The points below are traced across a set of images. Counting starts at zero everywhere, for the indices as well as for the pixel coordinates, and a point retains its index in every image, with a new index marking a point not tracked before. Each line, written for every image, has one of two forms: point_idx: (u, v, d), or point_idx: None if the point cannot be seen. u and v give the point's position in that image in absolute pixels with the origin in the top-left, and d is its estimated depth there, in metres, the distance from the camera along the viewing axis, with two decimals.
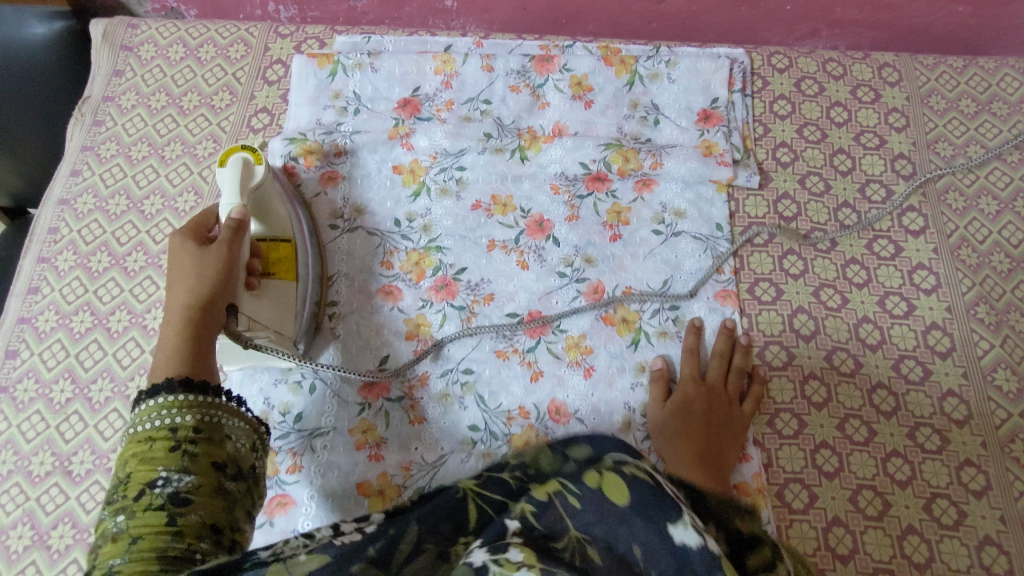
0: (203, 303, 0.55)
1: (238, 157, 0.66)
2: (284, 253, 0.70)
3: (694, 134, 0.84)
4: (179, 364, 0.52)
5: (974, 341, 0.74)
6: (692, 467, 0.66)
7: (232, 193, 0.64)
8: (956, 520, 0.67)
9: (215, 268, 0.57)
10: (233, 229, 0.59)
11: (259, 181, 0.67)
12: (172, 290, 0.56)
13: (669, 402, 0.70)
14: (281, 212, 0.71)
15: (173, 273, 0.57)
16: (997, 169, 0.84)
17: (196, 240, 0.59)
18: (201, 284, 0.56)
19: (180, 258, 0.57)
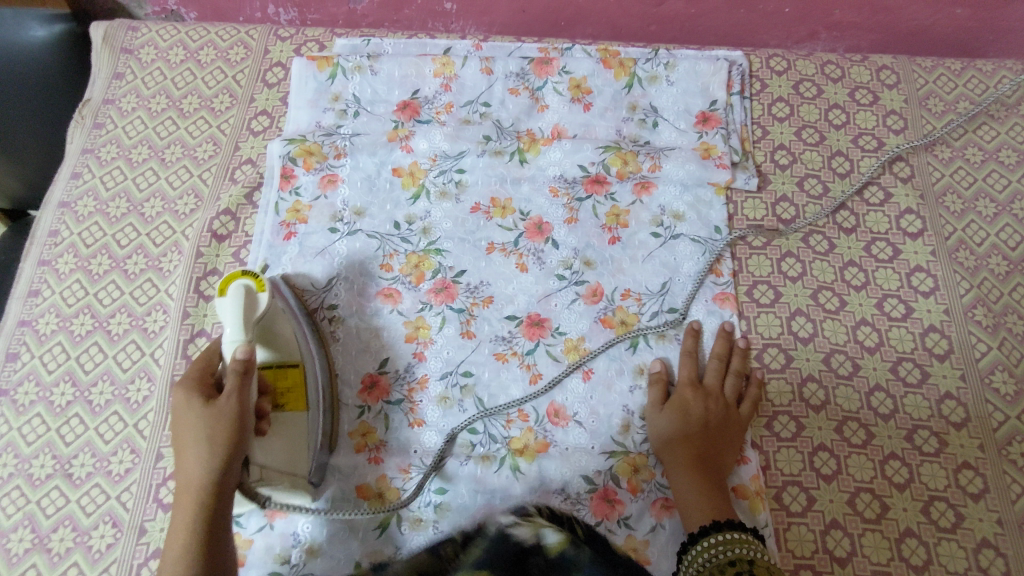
0: (213, 481, 0.55)
1: (238, 285, 0.64)
2: (293, 381, 0.66)
3: (693, 137, 0.84)
4: (193, 557, 0.53)
5: (972, 343, 0.75)
6: (691, 471, 0.66)
7: (236, 328, 0.62)
8: (954, 523, 0.67)
9: (224, 433, 0.56)
10: (240, 375, 0.58)
11: (263, 309, 0.65)
12: (183, 458, 0.56)
13: (667, 405, 0.70)
14: (289, 334, 0.68)
15: (182, 443, 0.56)
16: (994, 171, 0.84)
17: (204, 396, 0.58)
18: (209, 459, 0.55)
19: (188, 421, 0.57)
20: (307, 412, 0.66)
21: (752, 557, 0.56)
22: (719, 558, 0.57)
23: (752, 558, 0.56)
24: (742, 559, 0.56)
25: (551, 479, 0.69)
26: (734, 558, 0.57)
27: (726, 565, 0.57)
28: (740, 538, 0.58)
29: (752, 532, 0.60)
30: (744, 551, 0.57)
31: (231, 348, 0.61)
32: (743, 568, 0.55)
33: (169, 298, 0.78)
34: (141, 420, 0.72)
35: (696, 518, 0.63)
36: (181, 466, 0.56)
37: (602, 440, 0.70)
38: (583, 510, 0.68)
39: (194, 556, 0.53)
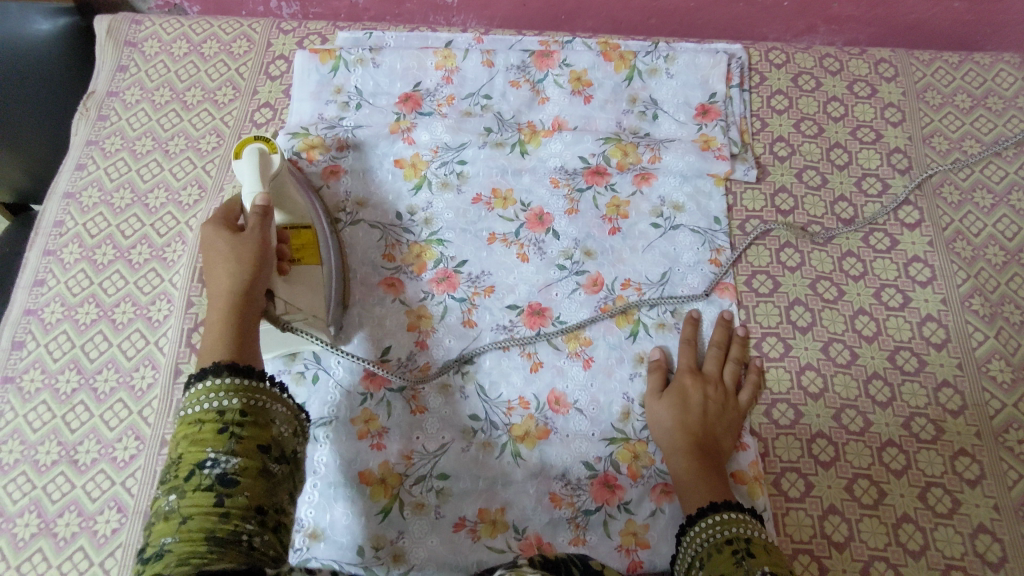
0: (245, 288, 0.55)
1: (252, 147, 0.68)
2: (306, 238, 0.72)
3: (693, 129, 0.85)
4: (227, 346, 0.52)
5: (969, 332, 0.75)
6: (690, 456, 0.66)
7: (252, 185, 0.67)
8: (951, 508, 0.68)
9: (251, 252, 0.56)
10: (261, 215, 0.59)
11: (276, 169, 0.69)
12: (211, 276, 0.55)
13: (666, 392, 0.71)
14: (298, 198, 0.73)
15: (211, 262, 0.56)
16: (992, 163, 0.85)
17: (229, 225, 0.58)
18: (240, 268, 0.55)
19: (215, 244, 0.57)
20: (320, 266, 0.72)
21: (748, 536, 0.57)
22: (716, 538, 0.58)
23: (748, 537, 0.57)
24: (739, 538, 0.57)
25: (552, 466, 0.69)
26: (731, 536, 0.57)
27: (723, 544, 0.57)
28: (736, 518, 0.59)
29: (750, 512, 0.60)
30: (741, 530, 0.58)
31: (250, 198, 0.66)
32: (739, 546, 0.56)
33: (173, 287, 0.79)
34: (146, 407, 0.73)
35: (695, 501, 0.63)
36: (209, 281, 0.55)
37: (602, 427, 0.71)
38: (584, 496, 0.68)
39: (227, 344, 0.52)
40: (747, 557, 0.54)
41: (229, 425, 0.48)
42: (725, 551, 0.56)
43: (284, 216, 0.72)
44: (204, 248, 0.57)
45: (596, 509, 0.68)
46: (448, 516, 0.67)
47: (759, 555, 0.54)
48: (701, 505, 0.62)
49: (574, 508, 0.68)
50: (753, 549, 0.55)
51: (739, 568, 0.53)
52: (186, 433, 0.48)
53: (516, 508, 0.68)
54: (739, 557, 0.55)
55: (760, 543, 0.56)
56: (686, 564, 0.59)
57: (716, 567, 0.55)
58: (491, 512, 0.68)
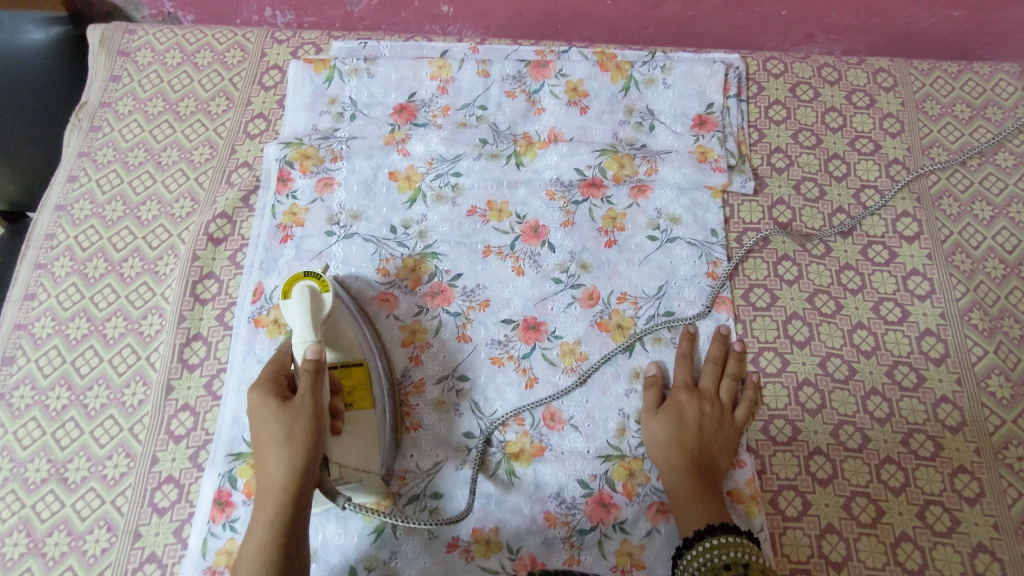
0: (296, 480, 0.52)
1: (302, 285, 0.67)
2: (357, 380, 0.67)
3: (690, 140, 0.84)
4: (267, 558, 0.49)
5: (968, 346, 0.75)
6: (686, 474, 0.66)
7: (304, 330, 0.64)
8: (950, 527, 0.67)
9: (303, 430, 0.53)
10: (312, 378, 0.57)
11: (327, 310, 0.67)
12: (263, 462, 0.52)
13: (662, 409, 0.70)
14: (351, 333, 0.70)
15: (261, 444, 0.53)
16: (991, 174, 0.84)
17: (279, 397, 0.55)
18: (292, 456, 0.52)
19: (265, 424, 0.54)
20: (373, 409, 0.67)
21: (747, 561, 0.56)
22: (714, 562, 0.57)
23: (747, 561, 0.56)
24: (736, 563, 0.56)
25: (547, 483, 0.69)
26: (729, 561, 0.57)
27: (721, 569, 0.57)
28: (734, 542, 0.58)
29: (748, 536, 0.60)
30: (739, 555, 0.57)
31: (302, 350, 0.63)
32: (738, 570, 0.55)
33: (165, 302, 0.78)
34: (137, 424, 0.72)
35: (691, 522, 0.63)
36: (259, 467, 0.52)
37: (597, 444, 0.70)
38: (579, 514, 0.67)
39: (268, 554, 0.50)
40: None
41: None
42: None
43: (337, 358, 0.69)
44: (254, 420, 0.55)
45: (591, 529, 0.67)
46: (441, 536, 0.67)
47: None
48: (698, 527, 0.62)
49: (569, 527, 0.67)
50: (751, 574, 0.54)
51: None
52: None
53: (510, 528, 0.67)
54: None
55: (757, 568, 0.56)
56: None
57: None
58: (484, 532, 0.67)
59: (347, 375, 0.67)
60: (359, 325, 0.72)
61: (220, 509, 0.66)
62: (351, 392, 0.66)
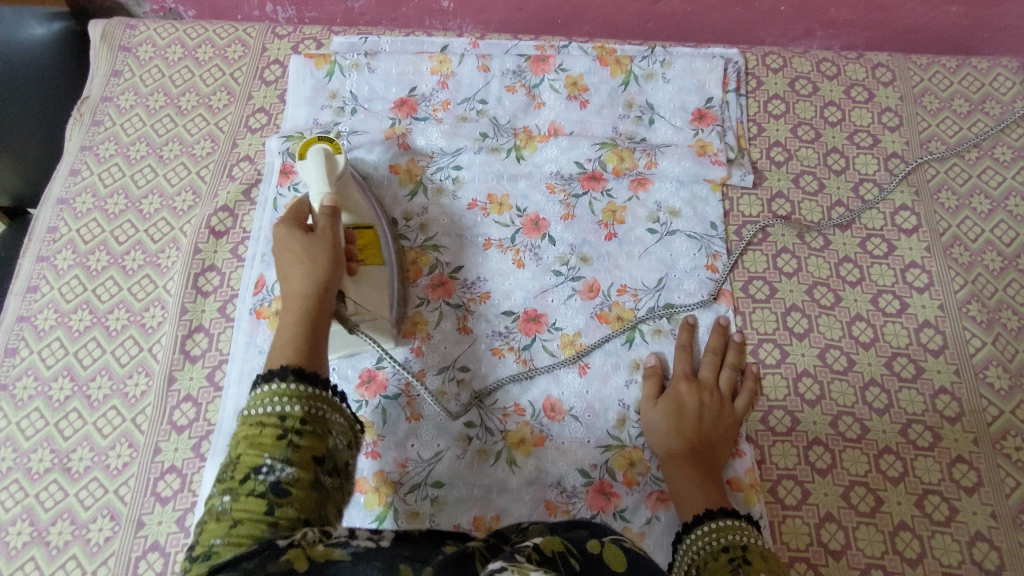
0: (319, 290, 0.56)
1: (316, 147, 0.70)
2: (368, 238, 0.72)
3: (689, 134, 0.85)
4: (297, 352, 0.52)
5: (966, 338, 0.75)
6: (686, 462, 0.66)
7: (320, 183, 0.67)
8: (948, 516, 0.67)
9: (325, 252, 0.58)
10: (331, 216, 0.61)
11: (342, 169, 0.70)
12: (287, 279, 0.56)
13: (661, 398, 0.70)
14: (361, 201, 0.74)
15: (285, 265, 0.57)
16: (989, 168, 0.84)
17: (301, 226, 0.59)
18: (315, 270, 0.56)
19: (289, 246, 0.58)
20: (382, 266, 0.72)
21: (744, 543, 0.56)
22: (713, 545, 0.57)
23: (744, 543, 0.56)
24: (735, 544, 0.56)
25: (547, 473, 0.69)
26: (728, 543, 0.56)
27: (719, 551, 0.57)
28: (732, 526, 0.58)
29: (747, 520, 0.60)
30: (737, 537, 0.57)
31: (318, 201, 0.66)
32: (736, 551, 0.55)
33: (167, 294, 0.78)
34: (139, 415, 0.72)
35: (690, 509, 0.63)
36: (284, 283, 0.56)
37: (597, 434, 0.71)
38: (580, 503, 0.68)
39: (296, 349, 0.52)
40: (742, 564, 0.53)
41: (288, 431, 0.47)
42: (722, 558, 0.55)
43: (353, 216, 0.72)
44: (278, 246, 0.59)
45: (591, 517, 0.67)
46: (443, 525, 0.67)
47: (755, 562, 0.53)
48: (697, 513, 0.62)
49: (569, 516, 0.67)
50: (749, 556, 0.54)
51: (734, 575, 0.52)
52: (246, 434, 0.47)
53: (511, 517, 0.67)
54: (733, 563, 0.54)
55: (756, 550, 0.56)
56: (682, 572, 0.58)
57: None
58: (485, 521, 0.67)
59: (361, 232, 0.71)
60: (369, 197, 0.76)
61: None
62: (364, 246, 0.71)
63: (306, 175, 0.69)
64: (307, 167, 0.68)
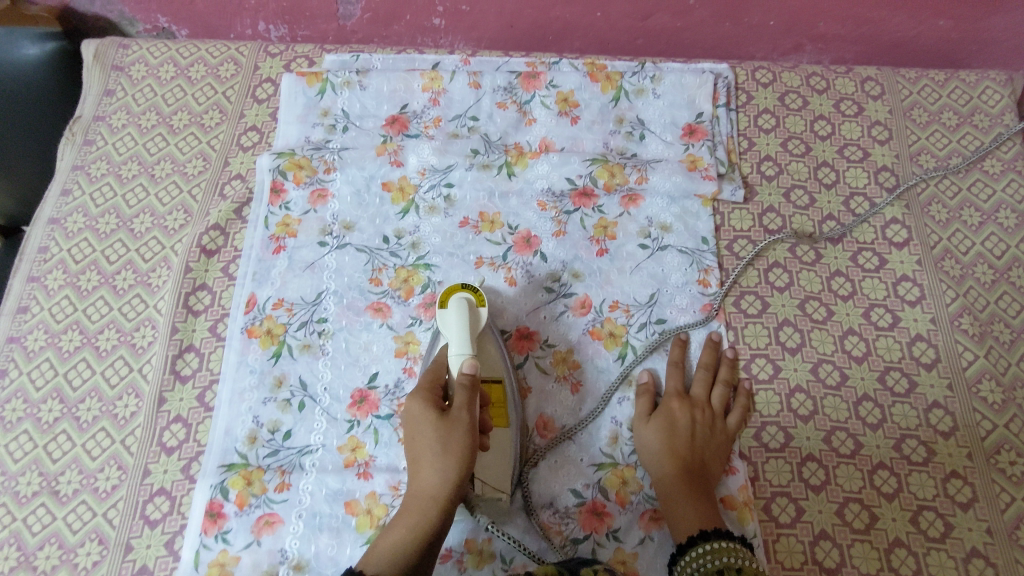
0: (441, 495, 0.57)
1: (458, 299, 0.69)
2: (497, 398, 0.68)
3: (679, 149, 0.85)
4: None
5: (959, 352, 0.75)
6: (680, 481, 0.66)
7: (460, 339, 0.66)
8: (943, 532, 0.67)
9: (457, 441, 0.58)
10: (467, 390, 0.60)
11: (482, 323, 0.69)
12: (419, 470, 0.58)
13: (654, 416, 0.70)
14: (495, 352, 0.70)
15: (419, 453, 0.59)
16: (978, 180, 0.85)
17: (437, 409, 0.59)
18: (445, 464, 0.57)
19: (421, 434, 0.59)
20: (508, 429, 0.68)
21: (740, 566, 0.56)
22: (709, 567, 0.57)
23: (741, 566, 0.56)
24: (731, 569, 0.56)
25: (539, 493, 0.68)
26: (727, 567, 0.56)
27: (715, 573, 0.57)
28: (727, 547, 0.58)
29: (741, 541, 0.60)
30: (732, 560, 0.57)
31: (457, 362, 0.65)
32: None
33: (158, 313, 0.78)
34: (129, 436, 0.72)
35: (683, 527, 0.63)
36: (415, 471, 0.59)
37: (590, 452, 0.70)
38: (572, 524, 0.67)
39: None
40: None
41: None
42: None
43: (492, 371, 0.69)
44: (411, 426, 0.60)
45: (584, 538, 0.66)
46: None
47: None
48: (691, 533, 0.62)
49: (562, 536, 0.67)
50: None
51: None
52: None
53: (503, 538, 0.67)
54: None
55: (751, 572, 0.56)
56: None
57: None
58: (477, 542, 0.66)
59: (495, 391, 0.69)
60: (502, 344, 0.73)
61: (211, 520, 0.66)
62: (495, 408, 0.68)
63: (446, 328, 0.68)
64: (447, 321, 0.68)
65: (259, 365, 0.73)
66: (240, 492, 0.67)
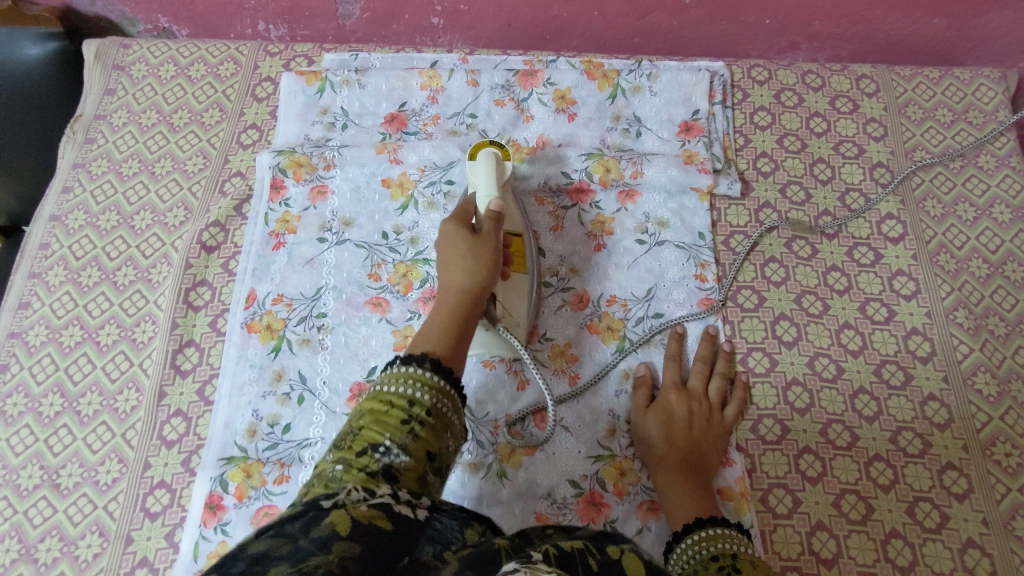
0: (474, 290, 0.61)
1: (485, 151, 0.74)
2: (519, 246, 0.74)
3: (676, 145, 0.86)
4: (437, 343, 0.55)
5: (954, 345, 0.75)
6: (679, 471, 0.66)
7: (488, 184, 0.71)
8: (939, 523, 0.67)
9: (486, 257, 0.63)
10: (495, 220, 0.66)
11: (507, 175, 0.74)
12: (451, 274, 0.62)
13: (652, 407, 0.71)
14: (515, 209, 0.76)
15: (451, 262, 0.63)
16: (973, 176, 0.85)
17: (469, 229, 0.65)
18: (474, 273, 0.62)
19: (455, 247, 0.64)
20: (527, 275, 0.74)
21: (734, 552, 0.56)
22: (701, 555, 0.58)
23: (735, 552, 0.56)
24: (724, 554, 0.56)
25: (538, 484, 0.69)
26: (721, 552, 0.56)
27: (708, 560, 0.57)
28: (721, 534, 0.58)
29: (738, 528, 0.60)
30: (726, 546, 0.57)
31: (485, 202, 0.70)
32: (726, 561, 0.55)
33: (158, 309, 0.79)
34: (129, 430, 0.72)
35: (680, 516, 0.63)
36: (446, 278, 0.63)
37: (588, 444, 0.71)
38: (570, 514, 0.67)
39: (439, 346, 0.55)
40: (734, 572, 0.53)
41: (412, 417, 0.48)
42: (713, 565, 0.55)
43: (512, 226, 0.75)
44: (445, 243, 0.65)
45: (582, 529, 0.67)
46: None
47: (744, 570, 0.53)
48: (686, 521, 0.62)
49: (560, 527, 0.67)
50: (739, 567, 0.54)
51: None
52: (372, 411, 0.49)
53: (502, 528, 0.67)
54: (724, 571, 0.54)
55: (746, 558, 0.56)
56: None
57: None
58: None
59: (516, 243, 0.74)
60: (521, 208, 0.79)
61: (211, 512, 0.66)
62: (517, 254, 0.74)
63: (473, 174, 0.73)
64: (475, 166, 0.73)
65: (258, 360, 0.74)
66: (239, 484, 0.68)
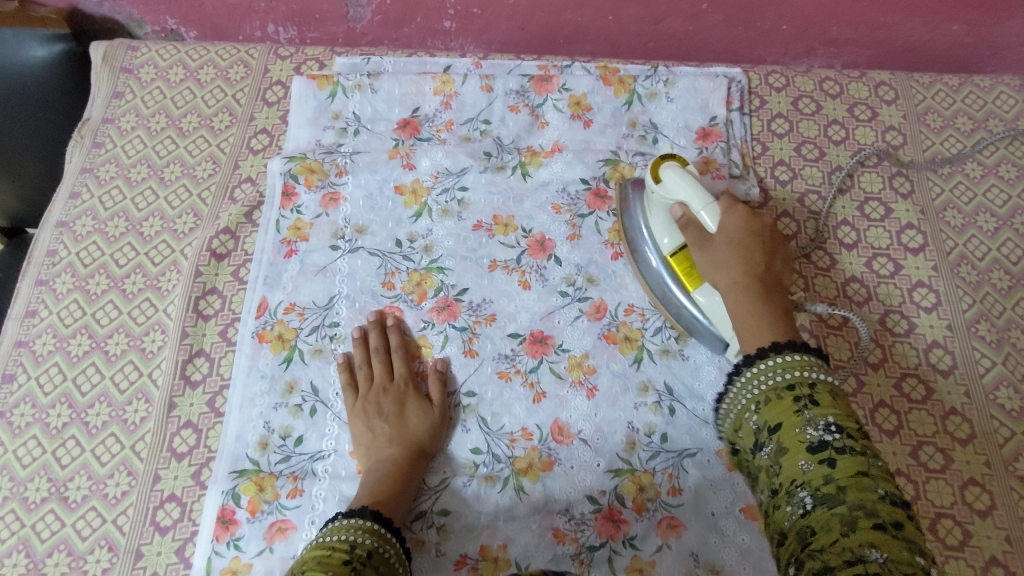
0: (415, 445, 0.68)
1: (668, 165, 0.69)
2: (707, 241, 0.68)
3: (694, 153, 0.84)
4: (377, 504, 0.62)
5: (976, 358, 0.74)
6: (765, 310, 0.58)
7: (686, 187, 0.66)
8: (962, 541, 0.66)
9: (428, 409, 0.70)
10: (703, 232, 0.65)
11: (692, 170, 0.69)
12: (388, 428, 0.68)
13: (751, 262, 0.61)
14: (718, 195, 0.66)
15: (389, 414, 0.69)
16: (994, 186, 0.84)
17: (408, 381, 0.72)
18: (415, 431, 0.68)
19: (394, 402, 0.70)
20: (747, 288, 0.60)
21: (807, 394, 0.50)
22: (775, 381, 0.52)
23: (807, 394, 0.50)
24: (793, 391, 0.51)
25: (555, 499, 0.67)
26: (790, 380, 0.51)
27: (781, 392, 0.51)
28: (799, 361, 0.52)
29: (813, 352, 0.54)
30: (802, 375, 0.51)
31: (701, 204, 0.65)
32: (799, 386, 0.51)
33: (168, 318, 0.77)
34: (139, 442, 0.71)
35: (757, 338, 0.57)
36: (380, 429, 0.69)
37: (607, 458, 0.69)
38: (588, 531, 0.66)
39: (380, 504, 0.62)
40: (834, 430, 0.47)
41: (354, 559, 0.53)
42: (774, 389, 0.52)
43: (713, 223, 0.64)
44: (369, 397, 0.71)
45: (601, 546, 0.66)
46: (449, 554, 0.65)
47: (821, 401, 0.49)
48: (767, 343, 0.55)
49: (578, 544, 0.66)
50: (836, 456, 0.46)
51: (816, 432, 0.47)
52: (316, 556, 0.53)
53: (519, 544, 0.66)
54: (800, 414, 0.49)
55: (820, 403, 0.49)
56: (767, 488, 0.50)
57: (783, 446, 0.49)
58: (493, 549, 0.66)
59: (680, 258, 0.70)
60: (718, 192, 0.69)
61: (224, 527, 0.65)
62: (685, 271, 0.69)
63: (664, 192, 0.68)
64: (665, 180, 0.68)
65: (269, 370, 0.72)
66: (252, 498, 0.66)
